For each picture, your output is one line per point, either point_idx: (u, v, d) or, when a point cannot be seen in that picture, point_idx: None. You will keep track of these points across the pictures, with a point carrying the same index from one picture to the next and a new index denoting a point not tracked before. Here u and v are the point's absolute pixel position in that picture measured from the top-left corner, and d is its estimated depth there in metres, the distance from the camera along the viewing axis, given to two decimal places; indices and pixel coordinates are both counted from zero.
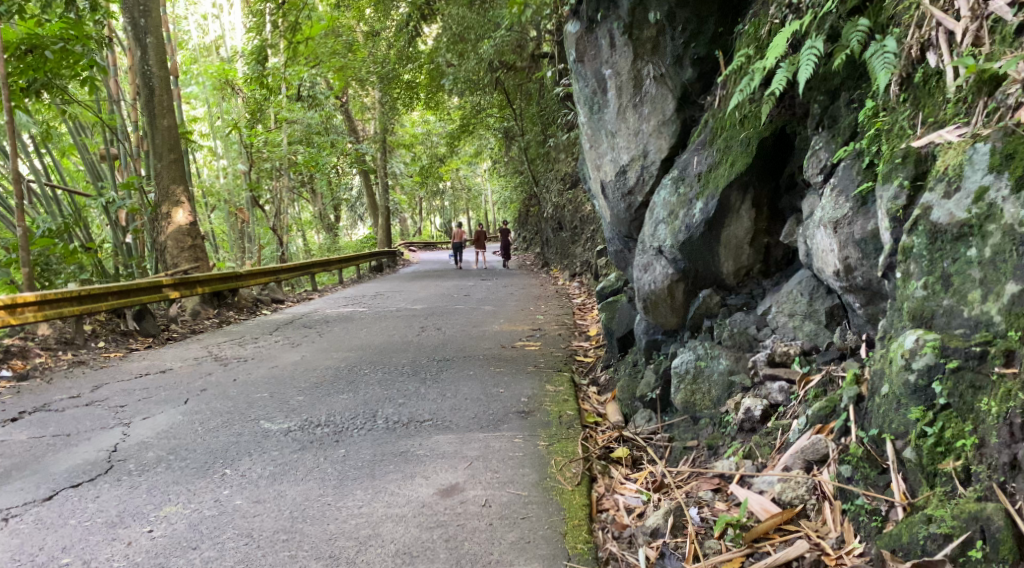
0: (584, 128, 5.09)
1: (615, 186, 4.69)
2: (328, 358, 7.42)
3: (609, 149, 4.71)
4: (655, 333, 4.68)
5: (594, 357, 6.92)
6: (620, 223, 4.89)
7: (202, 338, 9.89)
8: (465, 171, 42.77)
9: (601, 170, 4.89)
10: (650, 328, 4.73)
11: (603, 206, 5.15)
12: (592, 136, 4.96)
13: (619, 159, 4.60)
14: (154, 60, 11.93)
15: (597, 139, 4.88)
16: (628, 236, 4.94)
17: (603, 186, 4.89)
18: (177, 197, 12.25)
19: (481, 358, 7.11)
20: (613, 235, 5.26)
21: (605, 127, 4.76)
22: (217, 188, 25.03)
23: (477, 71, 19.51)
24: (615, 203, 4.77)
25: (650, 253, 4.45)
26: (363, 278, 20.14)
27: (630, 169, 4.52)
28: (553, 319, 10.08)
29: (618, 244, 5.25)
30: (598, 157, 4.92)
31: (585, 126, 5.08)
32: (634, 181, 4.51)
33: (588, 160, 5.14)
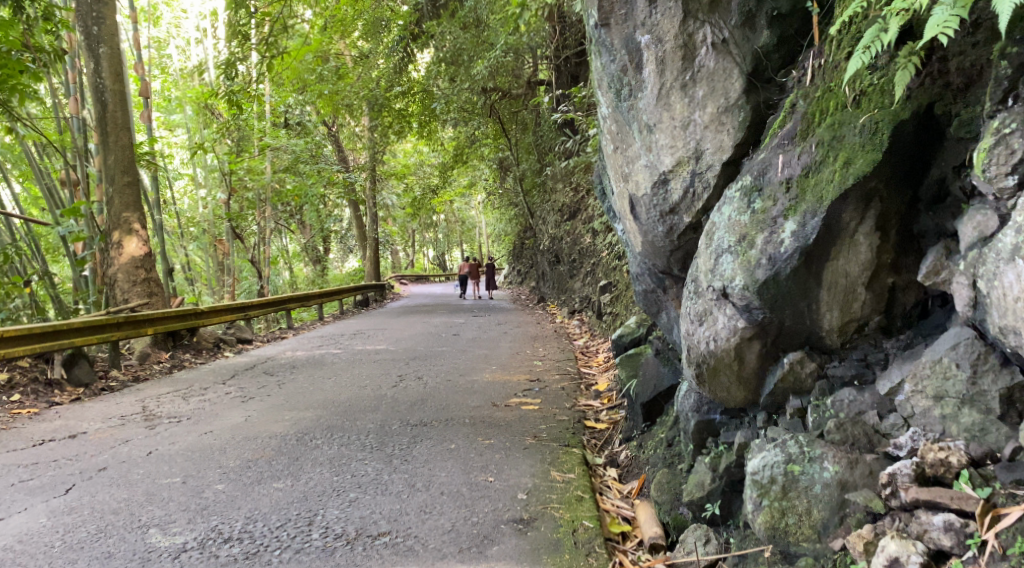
0: (605, 123, 3.82)
1: (651, 201, 3.41)
2: (279, 421, 5.99)
3: (644, 149, 3.41)
4: (710, 411, 3.30)
5: (608, 424, 5.49)
6: (656, 253, 3.58)
7: (144, 388, 8.37)
8: (460, 203, 41.75)
9: (629, 177, 3.60)
10: (702, 403, 3.35)
11: (630, 229, 3.84)
12: (616, 132, 3.69)
13: (658, 163, 3.31)
14: (108, 72, 10.62)
15: (626, 136, 3.58)
16: (667, 269, 3.63)
17: (632, 200, 3.59)
18: (130, 224, 10.82)
19: (469, 422, 5.72)
20: (643, 269, 3.95)
21: (637, 119, 3.44)
22: (196, 217, 23.64)
23: (471, 94, 18.36)
24: (651, 225, 3.47)
25: (706, 297, 3.08)
26: (347, 314, 18.76)
27: (675, 177, 3.25)
28: (553, 368, 8.67)
29: (648, 282, 3.94)
30: (624, 159, 3.64)
31: (607, 119, 3.81)
32: (680, 192, 3.24)
33: (611, 166, 3.85)
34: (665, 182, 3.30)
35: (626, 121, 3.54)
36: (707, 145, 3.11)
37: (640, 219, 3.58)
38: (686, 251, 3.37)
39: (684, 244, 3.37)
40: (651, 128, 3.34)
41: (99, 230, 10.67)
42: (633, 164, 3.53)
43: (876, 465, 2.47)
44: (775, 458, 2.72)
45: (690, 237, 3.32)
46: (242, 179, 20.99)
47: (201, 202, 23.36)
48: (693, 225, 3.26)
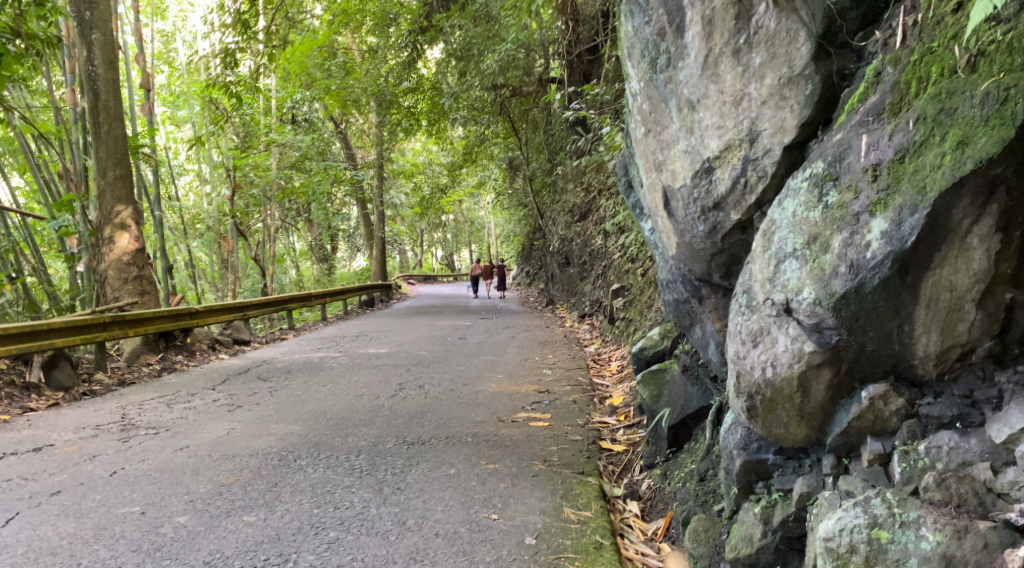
0: (636, 102, 3.56)
1: (692, 192, 3.10)
2: (263, 436, 5.45)
3: (685, 133, 3.13)
4: (762, 451, 2.72)
5: (626, 447, 4.91)
6: (694, 255, 3.22)
7: (128, 393, 7.84)
8: (469, 204, 41.20)
9: (664, 166, 3.31)
10: (751, 439, 2.76)
11: (661, 228, 3.50)
12: (649, 113, 3.42)
13: (703, 148, 3.03)
14: (100, 59, 10.07)
15: (662, 115, 3.30)
16: (702, 276, 3.26)
17: (668, 192, 3.28)
18: (123, 219, 10.29)
19: (472, 440, 5.17)
20: (673, 274, 3.58)
21: (678, 94, 3.16)
22: (199, 213, 23.11)
23: (479, 89, 17.76)
24: (690, 223, 3.16)
25: (762, 311, 2.64)
26: (350, 314, 18.23)
27: (721, 165, 2.94)
28: (564, 377, 8.12)
29: (679, 291, 3.57)
30: (657, 144, 3.36)
31: (636, 97, 3.55)
32: (728, 181, 2.91)
33: (641, 156, 3.56)
34: (709, 171, 2.99)
35: (662, 97, 3.27)
36: (764, 125, 2.78)
37: (675, 216, 3.26)
38: (734, 253, 3.02)
39: (729, 245, 3.02)
40: (695, 105, 3.06)
41: (90, 225, 10.16)
42: (671, 149, 3.24)
43: (993, 535, 1.95)
44: (855, 521, 2.15)
45: (736, 237, 2.97)
46: (247, 176, 20.46)
47: (204, 199, 22.84)
48: (741, 223, 2.91)
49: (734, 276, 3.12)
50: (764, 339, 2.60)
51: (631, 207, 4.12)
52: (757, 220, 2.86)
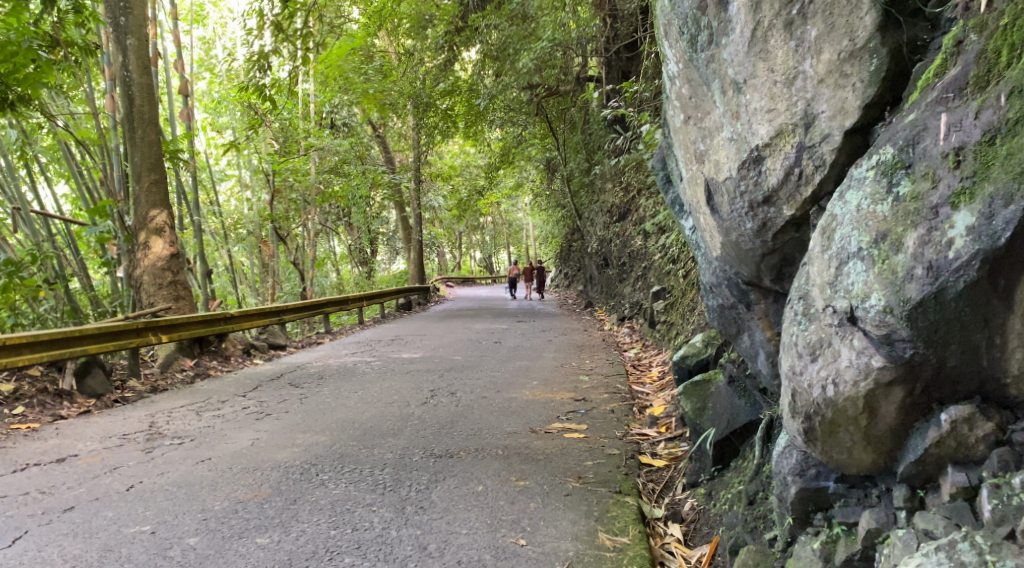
0: (676, 89, 3.38)
1: (738, 183, 2.85)
2: (288, 447, 5.28)
3: (732, 119, 2.90)
4: (825, 480, 2.48)
5: (667, 462, 4.61)
6: (740, 256, 2.96)
7: (159, 400, 7.80)
8: (508, 206, 41.06)
9: (707, 157, 3.09)
10: (807, 465, 2.53)
11: (703, 225, 3.25)
12: (691, 100, 3.22)
13: (752, 136, 2.79)
14: (135, 64, 10.14)
15: (707, 98, 3.08)
16: (751, 280, 2.99)
17: (711, 185, 3.05)
18: (157, 224, 10.31)
19: (502, 453, 4.93)
20: (715, 276, 3.31)
21: (724, 73, 2.93)
22: (240, 218, 23.37)
23: (516, 89, 17.55)
24: (735, 220, 2.89)
25: (823, 319, 2.40)
26: (388, 317, 18.17)
27: (771, 154, 2.69)
28: (602, 384, 7.81)
29: (724, 294, 3.29)
30: (700, 133, 3.15)
31: (676, 79, 3.35)
32: (779, 171, 2.65)
33: (682, 145, 3.35)
34: (758, 161, 2.75)
35: (704, 80, 3.08)
36: (821, 107, 2.51)
37: (719, 212, 3.01)
38: (789, 255, 2.77)
39: (780, 244, 2.76)
40: (740, 86, 2.84)
41: (126, 230, 10.21)
42: (716, 137, 3.02)
43: None
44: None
45: (790, 235, 2.72)
46: (286, 181, 20.58)
47: (245, 204, 23.07)
48: (795, 219, 2.66)
49: (786, 279, 2.85)
50: (824, 352, 2.36)
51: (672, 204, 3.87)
52: (813, 216, 2.60)
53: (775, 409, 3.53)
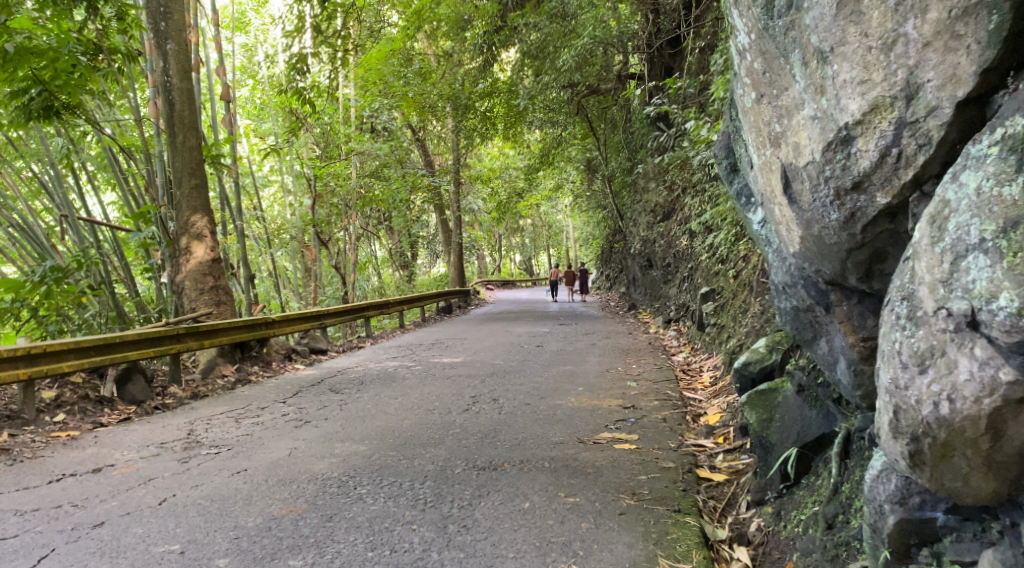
0: (745, 63, 3.09)
1: (823, 168, 2.59)
2: (326, 458, 5.11)
3: (815, 95, 2.63)
4: (934, 510, 2.29)
5: (728, 477, 4.31)
6: (823, 251, 2.70)
7: (200, 407, 7.75)
8: (548, 208, 40.76)
9: (783, 139, 2.83)
10: (914, 492, 2.33)
11: (777, 217, 2.98)
12: (763, 75, 2.95)
13: (841, 113, 2.51)
14: (175, 69, 10.17)
15: (781, 71, 2.81)
16: (834, 278, 2.75)
17: (789, 171, 2.79)
18: (198, 229, 10.33)
19: (549, 464, 4.68)
20: (791, 274, 3.05)
21: (804, 43, 2.66)
22: (284, 224, 23.57)
23: (556, 89, 17.29)
24: (819, 211, 2.65)
25: (934, 322, 2.14)
26: (429, 321, 18.07)
27: (864, 131, 2.43)
28: (651, 390, 7.47)
29: (800, 291, 3.03)
30: (775, 111, 2.89)
31: (746, 54, 3.08)
32: (873, 152, 2.40)
33: (752, 128, 3.09)
34: (847, 142, 2.49)
35: (781, 51, 2.80)
36: (928, 76, 2.24)
37: (798, 201, 2.76)
38: (883, 248, 2.52)
39: (870, 237, 2.51)
40: (827, 56, 2.56)
41: (168, 236, 10.25)
42: (795, 116, 2.75)
43: None
44: None
45: (883, 226, 2.47)
46: (328, 186, 20.67)
47: (288, 209, 23.24)
48: (891, 207, 2.41)
49: (876, 276, 2.60)
50: (936, 363, 2.12)
51: (737, 197, 3.59)
52: (914, 203, 2.35)
53: (853, 422, 3.19)
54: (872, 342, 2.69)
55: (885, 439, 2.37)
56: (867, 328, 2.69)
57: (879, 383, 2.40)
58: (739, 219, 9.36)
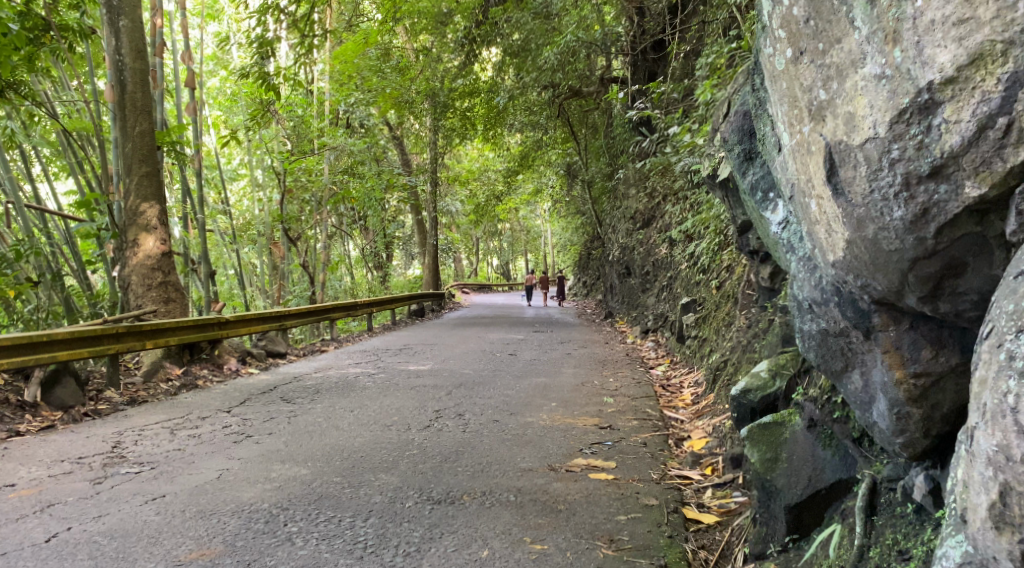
0: (780, 12, 2.57)
1: (889, 146, 2.09)
2: (260, 484, 4.47)
3: (887, 44, 2.09)
4: None
5: (719, 519, 3.77)
6: (876, 261, 2.23)
7: (135, 414, 7.05)
8: (526, 212, 40.23)
9: (831, 109, 2.32)
10: None
11: (813, 215, 2.53)
12: (807, 24, 2.40)
13: (927, 69, 1.97)
14: (128, 48, 9.33)
15: (837, 16, 2.27)
16: (884, 299, 2.31)
17: (837, 151, 2.29)
18: (148, 220, 9.49)
19: (512, 497, 4.10)
20: (823, 290, 2.64)
21: None
22: (252, 219, 22.66)
23: (537, 89, 16.72)
24: (879, 205, 2.16)
25: None
26: (400, 325, 17.39)
27: (958, 92, 1.90)
28: (629, 408, 6.89)
29: (839, 305, 2.55)
30: (819, 72, 2.36)
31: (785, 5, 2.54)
32: (968, 122, 1.89)
33: (789, 98, 2.58)
34: (929, 110, 1.98)
35: None
36: None
37: (847, 193, 2.27)
38: (965, 254, 2.02)
39: (944, 245, 2.04)
40: None
41: (115, 226, 9.43)
42: (850, 75, 2.22)
43: None
44: None
45: (967, 229, 1.99)
46: (298, 182, 19.87)
47: (257, 205, 22.33)
48: (980, 204, 1.92)
49: (945, 294, 2.11)
50: None
51: (766, 200, 3.14)
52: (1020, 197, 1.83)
53: (880, 468, 2.64)
54: (924, 382, 2.27)
55: (979, 528, 1.77)
56: (920, 363, 2.28)
57: (975, 451, 1.81)
58: (724, 228, 8.85)
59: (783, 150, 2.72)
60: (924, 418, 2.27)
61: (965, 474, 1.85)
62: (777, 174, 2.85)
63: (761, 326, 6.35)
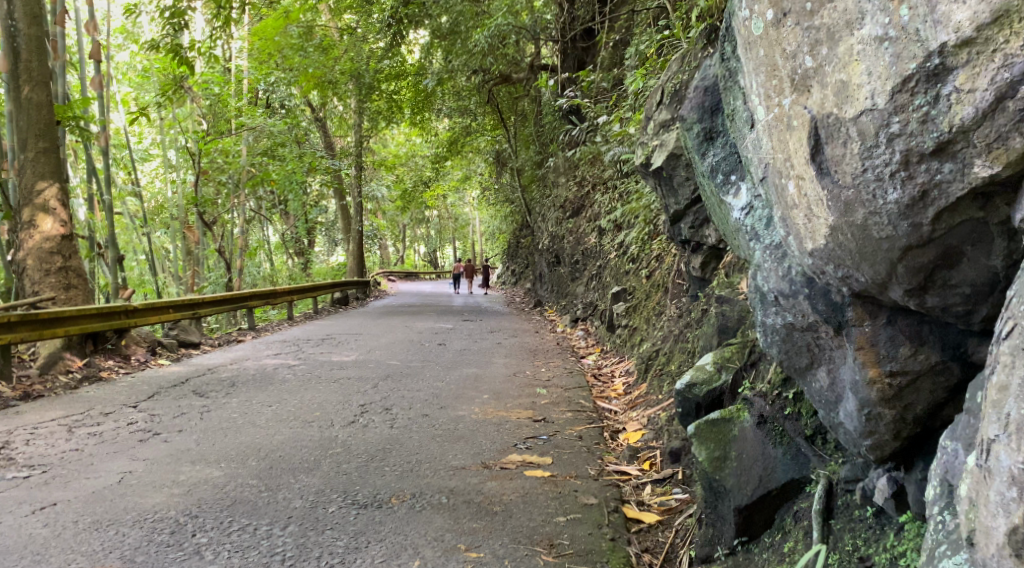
0: None
1: (889, 118, 1.92)
2: (165, 488, 4.05)
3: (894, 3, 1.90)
4: None
5: (660, 519, 3.62)
6: (862, 250, 2.10)
7: (27, 411, 6.40)
8: (454, 200, 39.80)
9: (818, 77, 2.16)
10: None
11: (790, 197, 2.40)
12: None
13: (940, 29, 1.79)
14: (22, 12, 8.36)
15: None
16: (865, 291, 2.18)
17: (824, 124, 2.14)
18: (45, 199, 8.52)
19: (444, 498, 3.83)
20: (791, 282, 2.55)
21: None
22: (164, 201, 21.44)
23: (466, 74, 16.38)
24: (872, 187, 2.02)
25: None
26: (324, 313, 16.78)
27: (974, 55, 1.73)
28: (562, 400, 6.73)
29: (813, 297, 2.44)
30: (807, 35, 2.20)
31: None
32: (985, 90, 1.72)
33: (767, 66, 2.43)
34: (937, 78, 1.81)
35: None
36: None
37: (834, 172, 2.13)
38: (963, 240, 1.90)
39: (942, 232, 1.92)
40: None
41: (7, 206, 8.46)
42: (844, 38, 2.05)
43: None
44: None
45: (969, 215, 1.87)
46: (214, 163, 18.88)
47: (170, 187, 21.12)
48: (985, 187, 1.78)
49: (936, 285, 1.99)
50: None
51: (733, 181, 3.11)
52: None
53: (838, 468, 2.54)
54: (900, 380, 2.18)
55: (992, 555, 1.62)
56: (898, 361, 2.17)
57: (992, 468, 1.64)
58: (654, 218, 8.79)
59: (757, 125, 2.60)
60: (897, 419, 2.19)
61: (974, 492, 1.68)
62: (749, 152, 2.74)
63: (694, 316, 6.28)
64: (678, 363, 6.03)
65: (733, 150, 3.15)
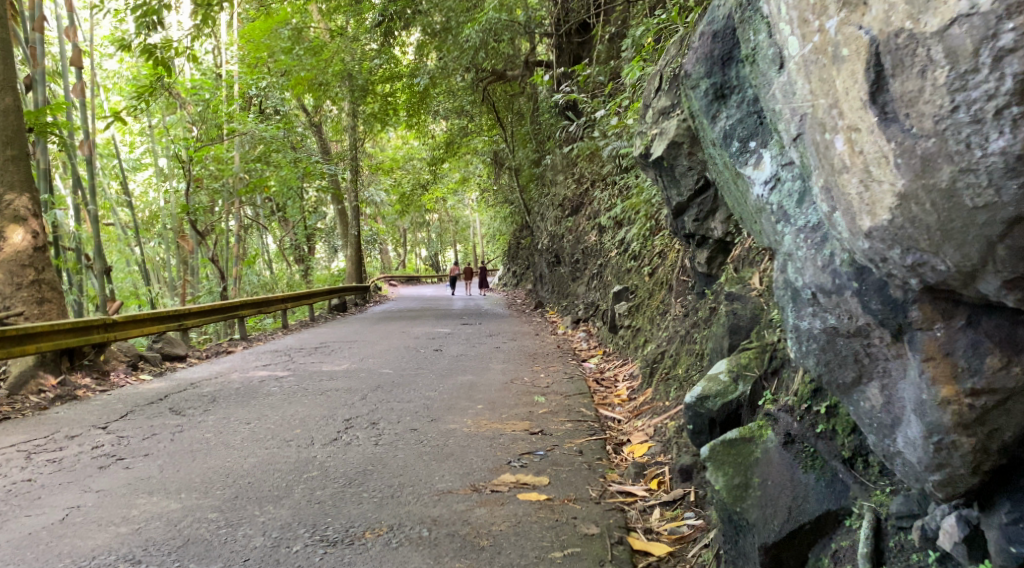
0: None
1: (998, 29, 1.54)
2: (112, 526, 3.59)
3: None
4: None
5: (670, 551, 3.18)
6: (945, 225, 1.71)
7: None
8: (453, 201, 39.28)
9: None
10: None
11: (837, 161, 2.04)
12: None
13: None
14: None
15: None
16: (942, 285, 1.78)
17: (891, 49, 1.77)
18: (14, 209, 7.91)
19: (424, 531, 3.37)
20: (834, 273, 2.18)
21: None
22: (155, 211, 20.98)
23: (460, 72, 15.90)
24: (968, 129, 1.63)
25: None
26: (319, 321, 16.33)
27: None
28: (562, 409, 6.27)
29: (866, 293, 2.05)
30: None
31: None
32: None
33: None
34: None
35: None
36: None
37: (907, 116, 1.77)
38: None
39: None
40: None
41: None
42: None
43: None
44: None
45: None
46: (205, 170, 18.44)
47: (161, 196, 20.67)
48: None
49: None
50: None
51: (753, 151, 2.70)
52: None
53: (887, 501, 2.11)
54: (983, 401, 1.78)
55: None
56: (982, 376, 1.76)
57: None
58: (655, 212, 8.33)
59: (791, 67, 2.21)
60: (977, 450, 1.79)
61: None
62: (778, 102, 2.34)
63: (701, 314, 5.82)
64: (685, 366, 5.57)
65: (751, 113, 2.74)
